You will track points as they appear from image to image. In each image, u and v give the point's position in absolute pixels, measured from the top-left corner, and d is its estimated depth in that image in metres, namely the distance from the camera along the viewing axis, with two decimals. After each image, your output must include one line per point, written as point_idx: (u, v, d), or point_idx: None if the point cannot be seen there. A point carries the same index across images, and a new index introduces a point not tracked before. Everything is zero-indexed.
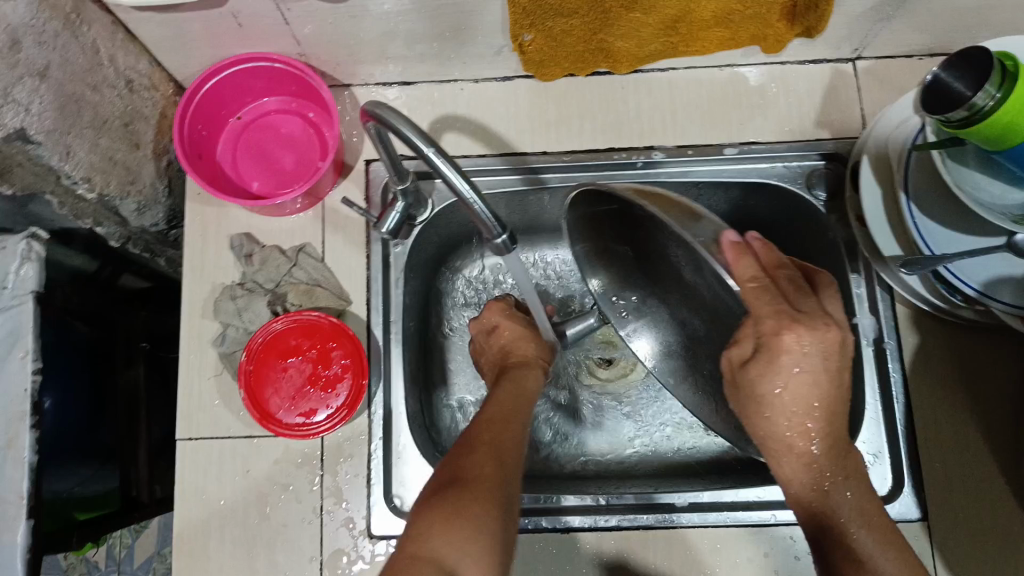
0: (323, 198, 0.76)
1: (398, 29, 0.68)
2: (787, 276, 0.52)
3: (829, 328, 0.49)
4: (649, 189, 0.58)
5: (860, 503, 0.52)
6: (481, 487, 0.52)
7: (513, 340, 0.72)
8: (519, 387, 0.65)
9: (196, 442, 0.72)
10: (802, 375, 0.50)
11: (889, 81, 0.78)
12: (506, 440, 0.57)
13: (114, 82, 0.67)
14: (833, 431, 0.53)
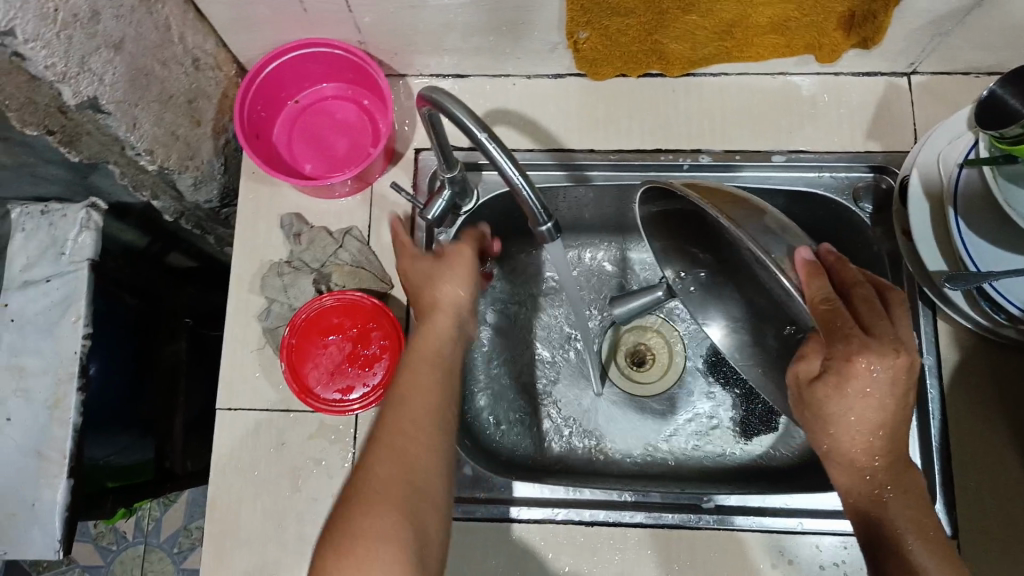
0: (372, 183, 0.78)
1: (456, 21, 0.70)
2: (863, 297, 0.51)
3: (897, 356, 0.48)
4: (717, 192, 0.60)
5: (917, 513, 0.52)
6: (376, 500, 0.51)
7: (424, 283, 0.62)
8: (428, 348, 0.59)
9: (235, 412, 0.74)
10: (868, 399, 0.49)
11: (944, 98, 0.78)
12: (417, 426, 0.55)
13: (182, 59, 0.70)
14: (893, 444, 0.52)
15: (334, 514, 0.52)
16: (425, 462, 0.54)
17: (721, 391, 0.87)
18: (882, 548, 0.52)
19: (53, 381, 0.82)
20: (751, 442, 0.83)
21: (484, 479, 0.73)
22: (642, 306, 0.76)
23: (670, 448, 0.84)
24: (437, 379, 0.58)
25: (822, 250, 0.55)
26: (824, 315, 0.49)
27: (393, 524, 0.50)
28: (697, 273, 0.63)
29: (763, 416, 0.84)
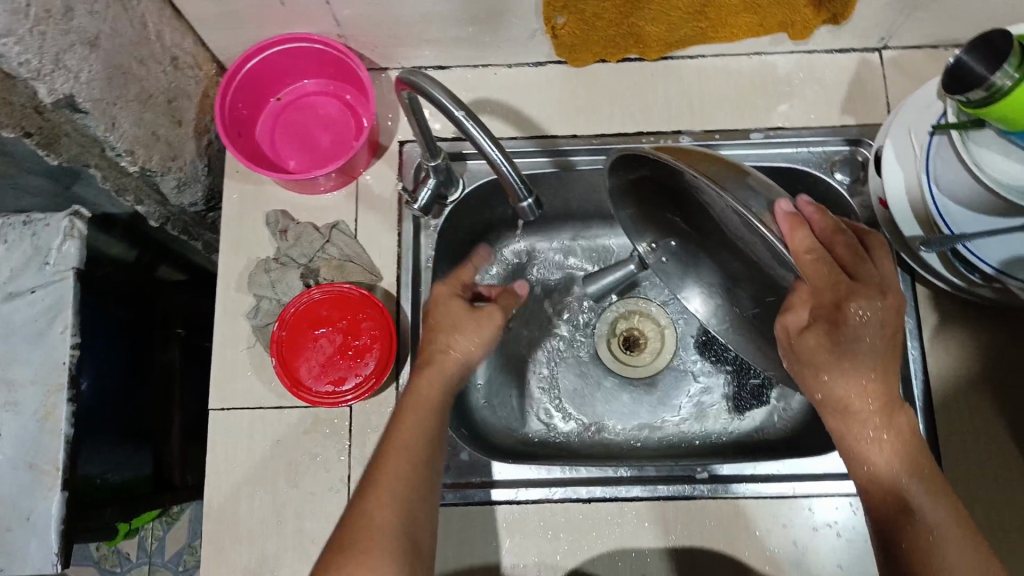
0: (356, 176, 0.78)
1: (434, 11, 0.70)
2: (841, 244, 0.55)
3: (884, 299, 0.52)
4: (683, 150, 0.59)
5: (913, 453, 0.56)
6: (363, 545, 0.53)
7: (439, 328, 0.65)
8: (427, 397, 0.62)
9: (227, 412, 0.74)
10: (857, 346, 0.53)
11: (916, 70, 0.79)
12: (410, 476, 0.58)
13: (160, 58, 0.70)
14: (888, 389, 0.55)
15: (325, 558, 0.54)
16: (417, 511, 0.57)
17: (711, 368, 0.88)
18: (877, 489, 0.56)
19: (43, 393, 0.81)
20: (744, 417, 0.85)
21: (480, 464, 0.75)
22: (615, 281, 0.83)
23: (669, 426, 0.86)
24: (431, 432, 0.61)
25: (800, 204, 0.57)
26: (809, 265, 0.53)
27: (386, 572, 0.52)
28: (670, 242, 0.67)
29: (754, 391, 0.86)
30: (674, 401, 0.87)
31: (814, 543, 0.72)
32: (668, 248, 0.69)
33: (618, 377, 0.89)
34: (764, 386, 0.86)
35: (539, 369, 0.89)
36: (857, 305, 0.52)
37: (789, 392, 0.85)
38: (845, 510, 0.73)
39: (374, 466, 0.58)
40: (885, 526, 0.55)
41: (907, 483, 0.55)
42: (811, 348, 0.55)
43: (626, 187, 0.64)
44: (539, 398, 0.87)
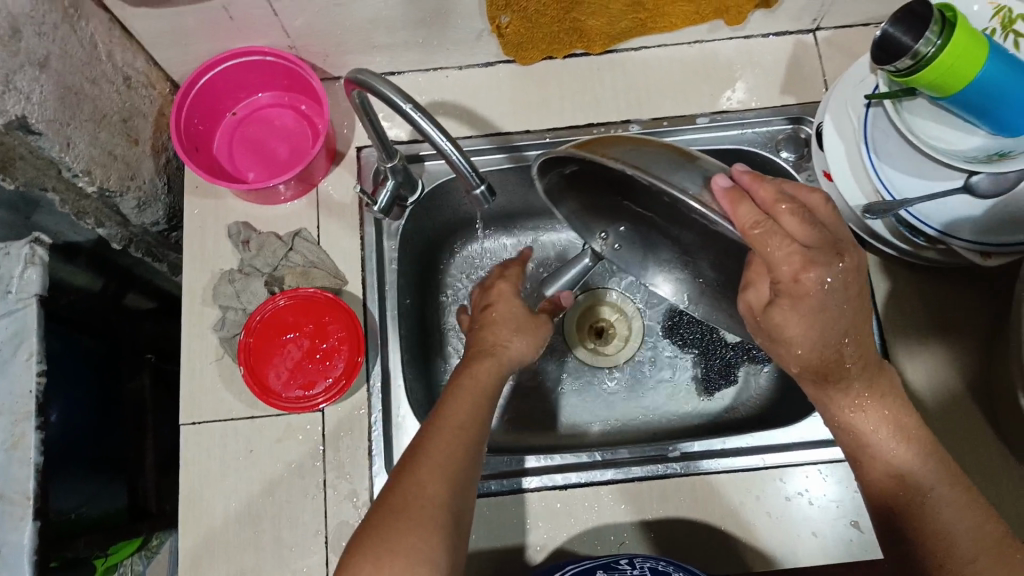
0: (315, 185, 0.80)
1: (381, 17, 0.72)
2: (791, 209, 0.52)
3: (840, 260, 0.51)
4: (611, 138, 0.57)
5: (898, 415, 0.58)
6: (421, 512, 0.51)
7: (495, 325, 0.63)
8: (483, 384, 0.59)
9: (199, 425, 0.74)
10: (822, 316, 0.53)
11: (849, 49, 0.83)
12: (463, 455, 0.55)
13: (111, 77, 0.71)
14: (862, 347, 0.56)
15: (370, 519, 0.51)
16: (466, 490, 0.54)
17: (680, 352, 0.90)
18: (865, 455, 0.59)
19: (9, 422, 0.78)
20: (715, 397, 0.88)
21: None
22: (575, 278, 0.78)
23: (654, 413, 0.88)
24: (483, 411, 0.58)
25: (735, 172, 0.54)
26: (758, 240, 0.51)
27: (432, 547, 0.49)
28: (619, 227, 0.67)
29: (722, 371, 0.88)
30: (654, 386, 0.89)
31: (789, 513, 0.73)
32: (618, 233, 0.68)
33: (597, 372, 0.90)
34: (731, 365, 0.88)
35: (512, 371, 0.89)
36: (811, 274, 0.51)
37: (757, 370, 0.87)
38: (814, 477, 0.74)
39: (426, 437, 0.55)
40: (878, 487, 0.58)
41: (893, 445, 0.57)
42: (780, 324, 0.55)
43: (560, 184, 0.63)
44: (515, 396, 0.88)
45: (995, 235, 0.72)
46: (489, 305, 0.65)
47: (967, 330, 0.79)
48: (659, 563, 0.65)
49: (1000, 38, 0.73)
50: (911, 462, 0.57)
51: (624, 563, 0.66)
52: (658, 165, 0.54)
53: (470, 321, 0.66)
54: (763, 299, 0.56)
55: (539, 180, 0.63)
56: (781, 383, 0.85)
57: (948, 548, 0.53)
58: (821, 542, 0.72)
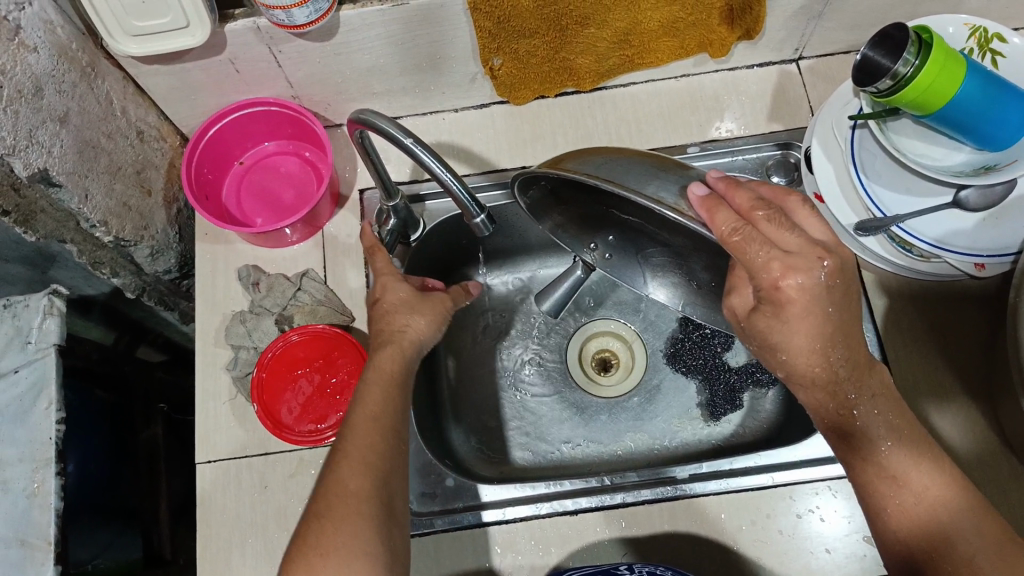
0: (322, 227, 0.83)
1: (380, 63, 0.76)
2: (767, 216, 0.52)
3: (823, 264, 0.51)
4: (588, 152, 0.59)
5: (887, 418, 0.57)
6: (343, 510, 0.55)
7: (387, 312, 0.65)
8: (388, 371, 0.62)
9: (214, 463, 0.75)
10: (811, 318, 0.53)
11: (831, 77, 0.86)
12: (379, 445, 0.59)
13: (126, 132, 0.75)
14: (841, 353, 0.55)
15: (304, 522, 0.56)
16: (389, 478, 0.58)
17: (684, 378, 0.91)
18: (856, 458, 0.58)
19: (30, 470, 0.80)
20: (721, 422, 0.88)
21: (465, 488, 0.77)
22: (567, 291, 0.84)
23: (668, 443, 0.88)
24: (394, 400, 0.61)
25: (711, 179, 0.55)
26: (736, 246, 0.51)
27: (363, 536, 0.54)
28: (608, 236, 0.67)
29: (727, 396, 0.88)
30: (664, 414, 0.89)
31: (800, 531, 0.74)
32: (609, 243, 0.68)
33: (601, 403, 0.91)
34: (736, 391, 0.88)
35: (508, 402, 0.91)
36: (793, 280, 0.51)
37: (761, 393, 0.88)
38: (824, 495, 0.75)
39: (345, 436, 0.59)
40: (867, 486, 0.58)
41: (887, 446, 0.57)
42: (767, 327, 0.55)
43: (543, 198, 0.65)
44: (515, 419, 0.90)
45: (985, 246, 0.73)
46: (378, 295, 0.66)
47: (965, 340, 0.80)
48: (657, 566, 0.69)
49: (977, 57, 0.76)
50: (903, 464, 0.57)
51: (622, 568, 0.70)
52: (630, 177, 0.55)
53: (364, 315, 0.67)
54: (748, 304, 0.57)
55: (521, 195, 0.64)
56: (785, 407, 0.86)
57: (946, 553, 0.54)
58: (834, 559, 0.72)
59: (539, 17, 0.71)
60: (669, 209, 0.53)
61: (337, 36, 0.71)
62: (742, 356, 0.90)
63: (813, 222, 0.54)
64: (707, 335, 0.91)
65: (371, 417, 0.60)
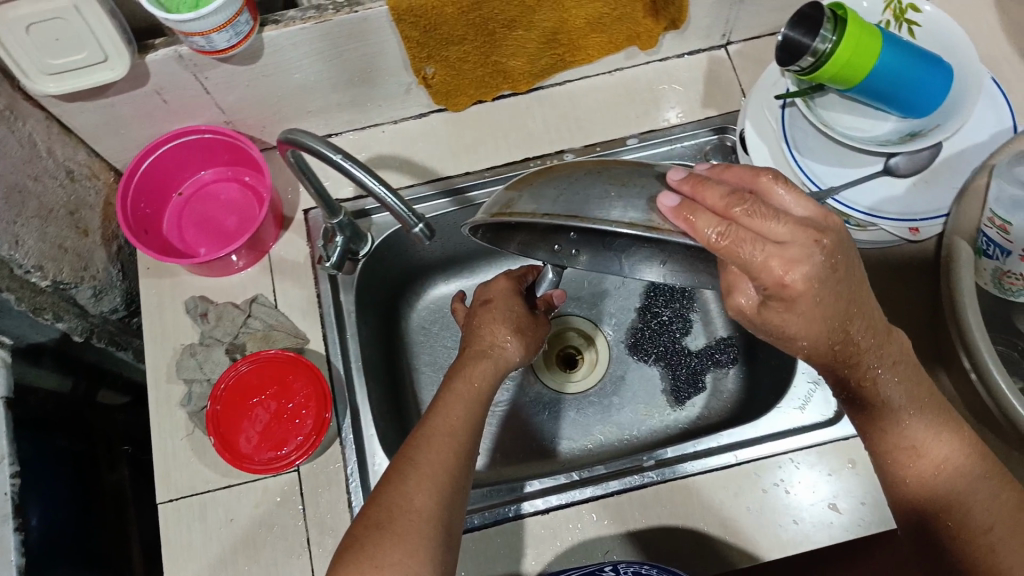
0: (268, 250, 0.81)
1: (310, 81, 0.75)
2: (746, 211, 0.49)
3: (820, 244, 0.49)
4: (542, 182, 0.57)
5: (908, 385, 0.58)
6: (409, 526, 0.53)
7: (492, 322, 0.67)
8: (477, 384, 0.63)
9: (176, 501, 0.74)
10: (822, 309, 0.51)
11: (760, 59, 0.87)
12: (450, 464, 0.57)
13: (54, 172, 0.73)
14: (858, 331, 0.54)
15: (356, 531, 0.54)
16: (455, 499, 0.56)
17: (646, 366, 0.92)
18: (877, 428, 0.60)
19: None
20: (686, 406, 0.89)
21: None
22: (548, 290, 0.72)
23: (648, 428, 0.89)
24: (476, 416, 0.61)
25: (676, 181, 0.52)
26: (728, 251, 0.49)
27: (420, 556, 0.52)
28: (568, 234, 0.60)
29: (690, 380, 0.90)
30: (635, 405, 0.90)
31: (768, 505, 0.74)
32: (572, 238, 0.61)
33: (572, 400, 0.91)
34: (697, 373, 0.90)
35: (496, 401, 0.90)
36: (798, 274, 0.49)
37: (722, 373, 0.90)
38: (788, 467, 0.76)
39: (415, 447, 0.58)
40: (888, 456, 0.60)
41: (912, 417, 0.58)
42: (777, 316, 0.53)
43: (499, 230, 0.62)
44: (511, 422, 0.89)
45: (913, 211, 0.79)
46: (489, 301, 0.70)
47: (911, 304, 0.81)
48: (642, 565, 0.68)
49: (895, 28, 0.78)
50: (921, 434, 0.58)
51: (608, 569, 0.69)
52: (593, 201, 0.54)
53: (470, 312, 0.70)
54: (752, 301, 0.54)
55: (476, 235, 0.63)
56: (749, 386, 0.88)
57: (962, 519, 0.57)
58: (803, 529, 0.73)
59: (465, 23, 0.71)
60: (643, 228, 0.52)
61: (262, 57, 0.70)
62: (701, 339, 0.92)
63: (793, 198, 0.51)
64: (666, 321, 0.93)
65: (447, 427, 0.59)
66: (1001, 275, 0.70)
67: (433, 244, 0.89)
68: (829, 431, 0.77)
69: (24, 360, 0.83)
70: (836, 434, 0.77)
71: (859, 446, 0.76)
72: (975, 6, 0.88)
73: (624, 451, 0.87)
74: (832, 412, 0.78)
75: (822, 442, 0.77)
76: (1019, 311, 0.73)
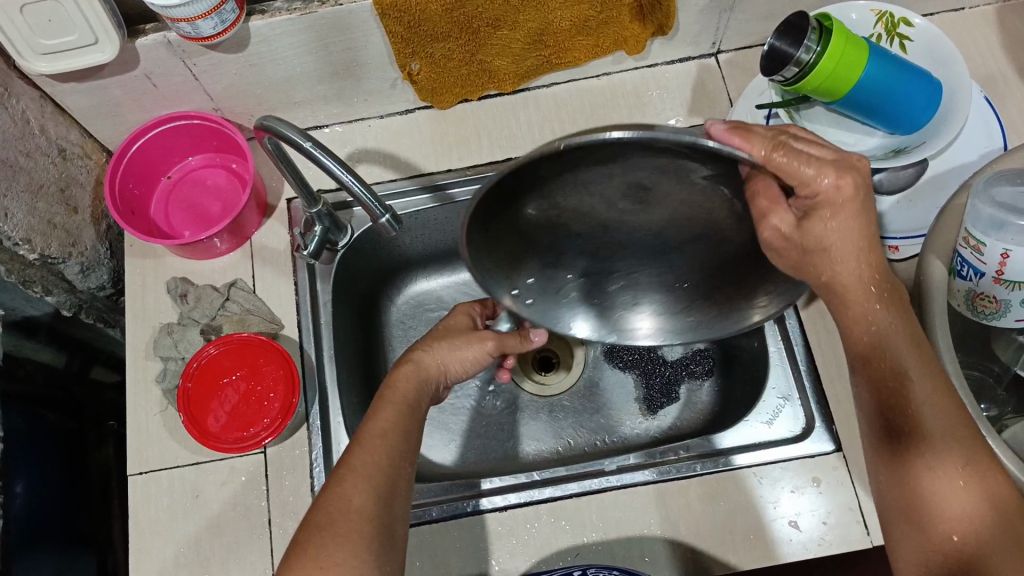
0: (249, 237, 0.83)
1: (297, 72, 0.77)
2: (791, 140, 0.55)
3: (859, 164, 0.56)
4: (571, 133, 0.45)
5: (903, 323, 0.56)
6: (348, 528, 0.54)
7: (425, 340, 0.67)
8: (402, 392, 0.62)
9: (145, 475, 0.76)
10: (859, 221, 0.55)
11: (749, 69, 0.87)
12: (385, 465, 0.57)
13: (47, 150, 0.76)
14: (876, 256, 0.57)
15: (300, 537, 0.54)
16: (393, 498, 0.57)
17: (621, 373, 0.92)
18: (871, 360, 0.57)
19: None
20: (658, 415, 0.89)
21: None
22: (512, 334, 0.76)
23: (626, 434, 0.89)
24: (405, 421, 0.61)
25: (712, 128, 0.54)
26: (786, 168, 0.53)
27: (361, 557, 0.53)
28: (526, 280, 0.60)
29: (663, 390, 0.90)
30: (614, 405, 0.91)
31: (730, 517, 0.74)
32: (531, 284, 0.60)
33: (544, 405, 0.91)
34: (672, 383, 0.90)
35: (464, 401, 0.91)
36: (849, 179, 0.54)
37: (697, 385, 0.90)
38: (752, 481, 0.75)
39: (349, 451, 0.58)
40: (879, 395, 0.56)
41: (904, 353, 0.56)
42: (817, 228, 0.55)
43: (480, 244, 0.54)
44: (485, 422, 0.90)
45: (893, 229, 0.78)
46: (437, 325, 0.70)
47: None
48: None
49: (886, 42, 0.77)
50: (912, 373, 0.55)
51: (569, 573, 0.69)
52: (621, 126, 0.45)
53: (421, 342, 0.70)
54: (787, 224, 0.53)
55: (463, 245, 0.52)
56: (724, 396, 0.88)
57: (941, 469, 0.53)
58: (762, 544, 0.72)
59: (450, 21, 0.72)
60: (634, 129, 0.45)
61: (249, 46, 0.72)
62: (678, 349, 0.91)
63: (813, 146, 0.56)
64: None
65: (375, 433, 0.59)
66: (974, 296, 0.67)
67: (414, 240, 0.91)
68: (798, 446, 0.76)
69: (18, 333, 0.86)
70: (806, 450, 0.75)
71: (827, 461, 0.75)
72: (971, 23, 0.87)
73: (599, 454, 0.87)
74: (799, 428, 0.77)
75: (789, 459, 0.75)
76: (997, 336, 0.71)
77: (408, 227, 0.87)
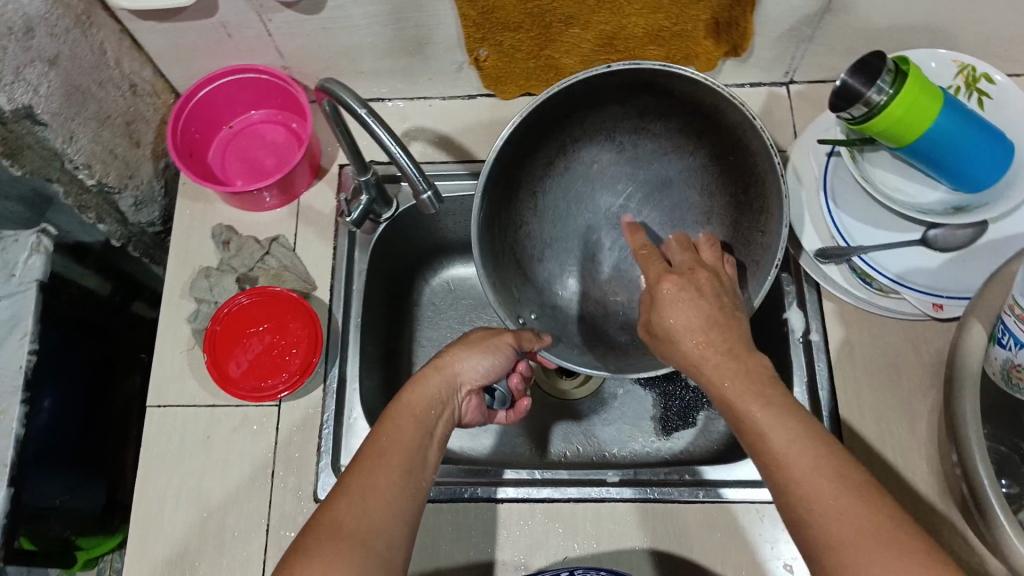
0: (297, 196, 0.85)
1: (367, 42, 0.78)
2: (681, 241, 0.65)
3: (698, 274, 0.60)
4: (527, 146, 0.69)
5: (769, 399, 0.52)
6: (335, 550, 0.49)
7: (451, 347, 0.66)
8: (416, 408, 0.60)
9: (162, 409, 0.78)
10: (700, 309, 0.57)
11: (818, 104, 0.86)
12: (383, 484, 0.54)
13: (119, 82, 0.78)
14: (731, 337, 0.56)
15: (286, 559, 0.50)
16: (389, 521, 0.52)
17: (642, 389, 0.91)
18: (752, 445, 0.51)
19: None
20: (672, 437, 0.88)
21: None
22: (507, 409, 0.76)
23: (636, 450, 0.88)
24: (415, 438, 0.57)
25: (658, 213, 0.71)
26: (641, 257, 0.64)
27: None
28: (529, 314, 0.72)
29: (681, 413, 0.89)
30: (629, 420, 0.90)
31: (724, 549, 0.72)
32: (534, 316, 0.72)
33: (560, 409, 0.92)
34: (690, 408, 0.89)
35: None
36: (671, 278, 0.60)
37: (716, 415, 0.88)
38: (754, 518, 0.73)
39: (350, 468, 0.55)
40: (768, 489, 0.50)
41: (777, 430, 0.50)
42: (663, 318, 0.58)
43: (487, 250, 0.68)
44: None
45: (941, 287, 0.75)
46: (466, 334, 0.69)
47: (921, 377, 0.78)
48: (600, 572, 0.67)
49: (963, 95, 0.75)
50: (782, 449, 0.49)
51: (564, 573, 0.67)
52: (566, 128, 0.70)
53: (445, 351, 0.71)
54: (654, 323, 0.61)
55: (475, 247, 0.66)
56: None
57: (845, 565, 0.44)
58: None
59: (523, 12, 0.72)
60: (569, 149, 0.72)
61: (324, 10, 0.73)
62: None
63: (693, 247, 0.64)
64: None
65: (377, 450, 0.56)
66: (1009, 368, 0.61)
67: (457, 224, 0.91)
68: None
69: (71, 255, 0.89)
70: None
71: None
72: None
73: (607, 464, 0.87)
74: None
75: None
76: None
77: (453, 210, 0.88)
